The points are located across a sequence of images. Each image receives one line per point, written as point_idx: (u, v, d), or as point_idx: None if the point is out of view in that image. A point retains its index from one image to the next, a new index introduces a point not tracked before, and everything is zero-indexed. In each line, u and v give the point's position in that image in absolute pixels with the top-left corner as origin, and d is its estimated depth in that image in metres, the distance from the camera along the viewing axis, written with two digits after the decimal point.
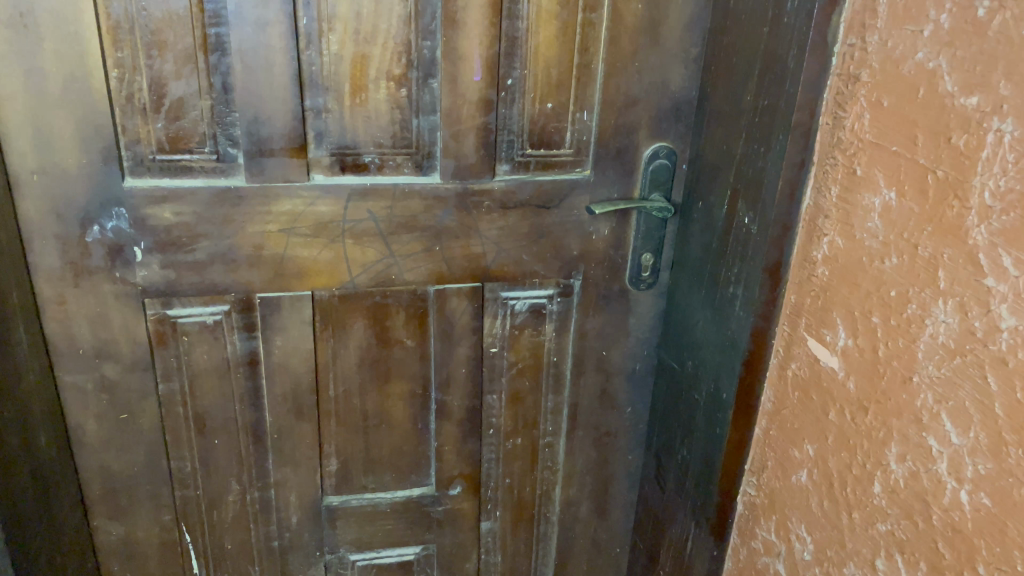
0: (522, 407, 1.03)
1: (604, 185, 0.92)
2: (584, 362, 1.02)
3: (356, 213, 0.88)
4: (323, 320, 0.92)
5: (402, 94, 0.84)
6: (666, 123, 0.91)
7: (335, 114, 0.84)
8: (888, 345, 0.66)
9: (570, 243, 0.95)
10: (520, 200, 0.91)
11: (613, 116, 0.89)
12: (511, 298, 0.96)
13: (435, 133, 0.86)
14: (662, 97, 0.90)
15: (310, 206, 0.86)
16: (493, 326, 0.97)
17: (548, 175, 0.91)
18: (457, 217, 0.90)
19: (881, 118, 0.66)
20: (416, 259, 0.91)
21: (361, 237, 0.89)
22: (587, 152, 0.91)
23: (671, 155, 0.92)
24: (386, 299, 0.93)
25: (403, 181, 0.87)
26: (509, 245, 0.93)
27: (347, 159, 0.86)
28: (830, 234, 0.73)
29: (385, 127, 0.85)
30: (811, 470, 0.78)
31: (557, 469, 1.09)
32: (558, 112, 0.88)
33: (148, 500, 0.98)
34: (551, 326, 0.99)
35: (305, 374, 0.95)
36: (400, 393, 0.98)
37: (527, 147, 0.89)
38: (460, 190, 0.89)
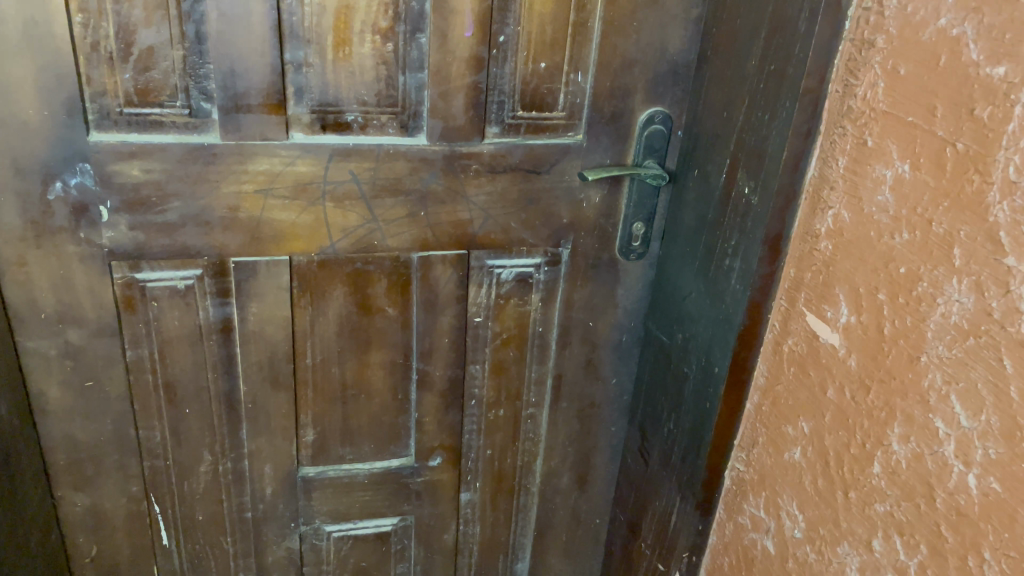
0: (505, 378, 1.01)
1: (597, 151, 0.89)
2: (570, 333, 1.00)
3: (337, 174, 0.83)
4: (300, 287, 0.88)
5: (388, 49, 0.79)
6: (663, 86, 0.87)
7: (317, 69, 0.79)
8: (895, 323, 0.64)
9: (559, 210, 0.91)
10: (510, 164, 0.87)
11: (609, 79, 0.86)
12: (497, 267, 0.93)
13: (422, 91, 0.82)
14: (660, 59, 0.86)
15: (289, 165, 0.82)
16: (478, 295, 0.94)
17: (539, 139, 0.87)
18: (444, 180, 0.86)
19: (897, 86, 0.63)
20: (400, 225, 0.88)
21: (342, 200, 0.85)
22: (581, 116, 0.87)
23: (667, 121, 0.89)
24: (367, 266, 0.89)
25: (388, 141, 0.83)
26: (497, 211, 0.90)
27: (328, 117, 0.81)
28: (836, 207, 0.70)
29: (369, 85, 0.81)
30: (806, 447, 0.76)
31: (539, 440, 1.07)
32: (552, 73, 0.84)
33: (115, 470, 0.93)
34: (537, 296, 0.96)
35: (282, 343, 0.91)
36: (380, 362, 0.96)
37: (517, 109, 0.85)
38: (447, 152, 0.85)
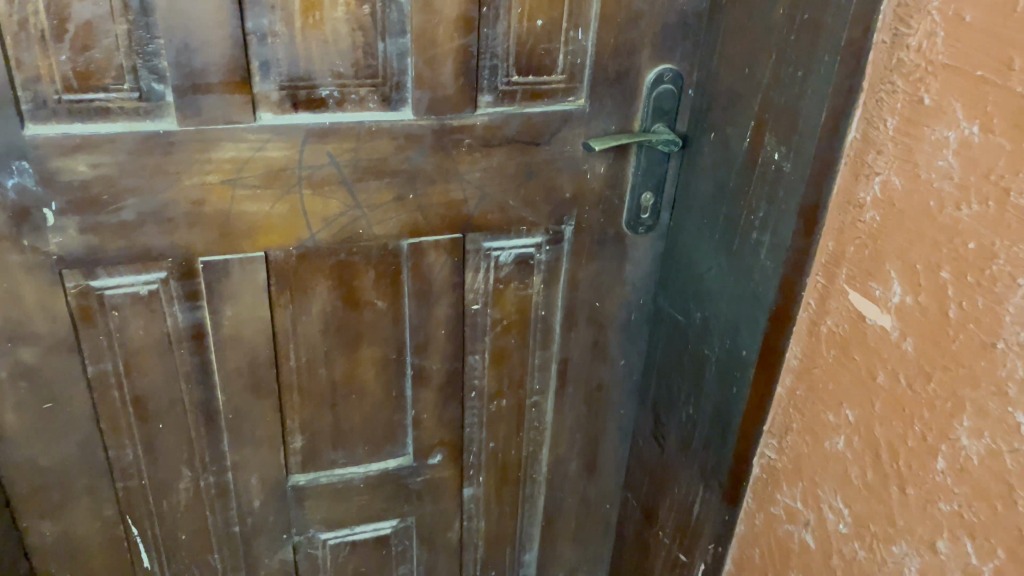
0: (506, 366, 0.93)
1: (602, 116, 0.80)
2: (575, 314, 0.92)
3: (314, 158, 0.74)
4: (280, 284, 0.80)
5: (364, 12, 0.69)
6: (672, 40, 0.78)
7: (284, 39, 0.69)
8: (962, 306, 0.57)
9: (562, 184, 0.83)
10: (506, 136, 0.78)
11: (613, 35, 0.76)
12: (494, 249, 0.85)
13: (405, 59, 0.72)
14: (669, 10, 0.76)
15: (259, 150, 0.72)
16: (475, 281, 0.86)
17: (537, 107, 0.78)
18: (434, 158, 0.77)
19: (961, 36, 0.55)
20: (387, 210, 0.79)
21: (320, 187, 0.75)
22: (582, 78, 0.78)
23: (677, 80, 0.80)
24: (352, 256, 0.81)
25: (369, 117, 0.74)
26: (493, 188, 0.81)
27: (300, 93, 0.71)
28: (884, 173, 0.62)
29: (345, 54, 0.71)
30: (851, 437, 0.69)
31: (545, 428, 1.00)
32: (549, 31, 0.75)
33: (85, 495, 0.85)
34: (539, 278, 0.89)
35: (261, 346, 0.82)
36: (371, 359, 0.87)
37: (512, 73, 0.76)
38: (436, 126, 0.76)
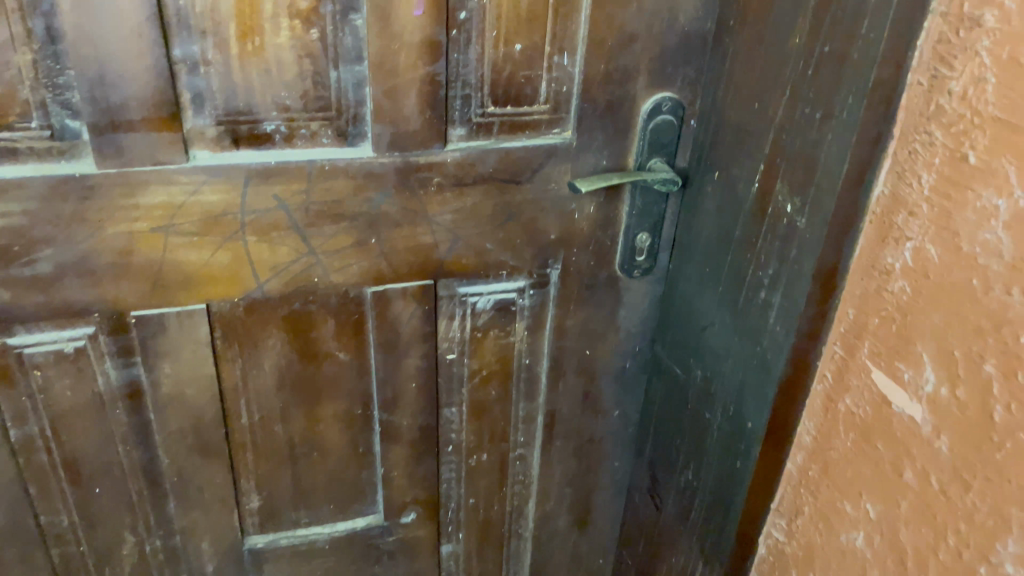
0: (487, 419, 0.84)
1: (591, 150, 0.70)
2: (563, 364, 0.83)
3: (259, 201, 0.64)
4: (226, 338, 0.71)
5: (312, 38, 0.60)
6: (672, 66, 0.68)
7: (218, 69, 0.59)
8: (1010, 410, 0.47)
9: (546, 225, 0.73)
10: (482, 174, 0.69)
11: (604, 60, 0.66)
12: (471, 295, 0.76)
13: (363, 89, 0.63)
14: (668, 32, 0.66)
15: (193, 194, 0.63)
16: (449, 330, 0.77)
17: (517, 140, 0.68)
18: (398, 199, 0.68)
19: (1015, 84, 0.45)
20: (346, 256, 0.69)
21: (267, 233, 0.66)
22: (568, 108, 0.68)
23: (677, 110, 0.70)
24: (308, 306, 0.71)
25: (321, 155, 0.64)
26: (467, 231, 0.71)
27: (241, 129, 0.62)
28: (917, 238, 0.52)
29: (291, 85, 0.61)
30: (871, 535, 0.60)
31: (531, 482, 0.90)
32: (530, 56, 0.65)
33: (16, 564, 0.76)
34: (522, 324, 0.79)
35: (208, 405, 0.73)
36: (334, 414, 0.79)
37: (487, 104, 0.66)
38: (400, 164, 0.66)
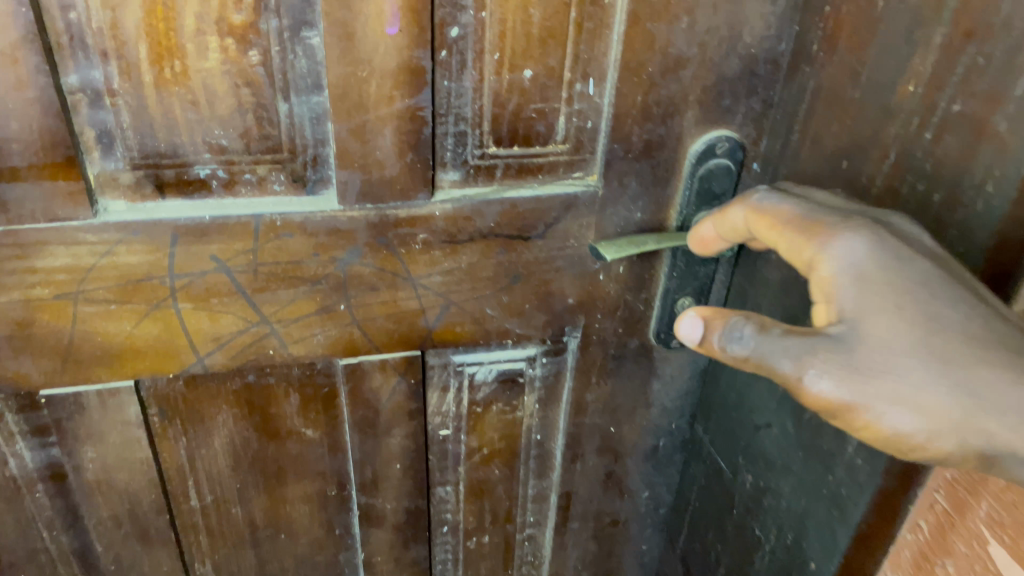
0: (488, 500, 0.70)
1: (621, 200, 0.55)
2: (581, 442, 0.68)
3: (192, 263, 0.51)
4: (164, 414, 0.58)
5: (252, 62, 0.45)
6: (732, 98, 0.52)
7: (129, 101, 0.45)
8: None
9: (563, 288, 0.58)
10: (480, 229, 0.54)
11: (642, 90, 0.51)
12: (468, 366, 0.61)
13: (323, 125, 0.48)
14: (727, 55, 0.50)
15: (105, 255, 0.49)
16: (442, 404, 0.63)
17: (525, 187, 0.54)
18: (373, 258, 0.53)
19: None
20: (308, 325, 0.55)
21: (206, 299, 0.52)
22: (592, 148, 0.53)
23: (737, 152, 0.54)
24: (264, 378, 0.58)
25: (270, 206, 0.50)
26: (462, 295, 0.57)
27: (165, 174, 0.48)
28: None
29: (228, 120, 0.47)
30: None
31: (542, 565, 0.77)
32: (543, 85, 0.50)
33: None
34: (531, 398, 0.65)
35: (146, 488, 0.61)
36: (302, 496, 0.65)
37: (488, 143, 0.51)
38: (374, 218, 0.52)
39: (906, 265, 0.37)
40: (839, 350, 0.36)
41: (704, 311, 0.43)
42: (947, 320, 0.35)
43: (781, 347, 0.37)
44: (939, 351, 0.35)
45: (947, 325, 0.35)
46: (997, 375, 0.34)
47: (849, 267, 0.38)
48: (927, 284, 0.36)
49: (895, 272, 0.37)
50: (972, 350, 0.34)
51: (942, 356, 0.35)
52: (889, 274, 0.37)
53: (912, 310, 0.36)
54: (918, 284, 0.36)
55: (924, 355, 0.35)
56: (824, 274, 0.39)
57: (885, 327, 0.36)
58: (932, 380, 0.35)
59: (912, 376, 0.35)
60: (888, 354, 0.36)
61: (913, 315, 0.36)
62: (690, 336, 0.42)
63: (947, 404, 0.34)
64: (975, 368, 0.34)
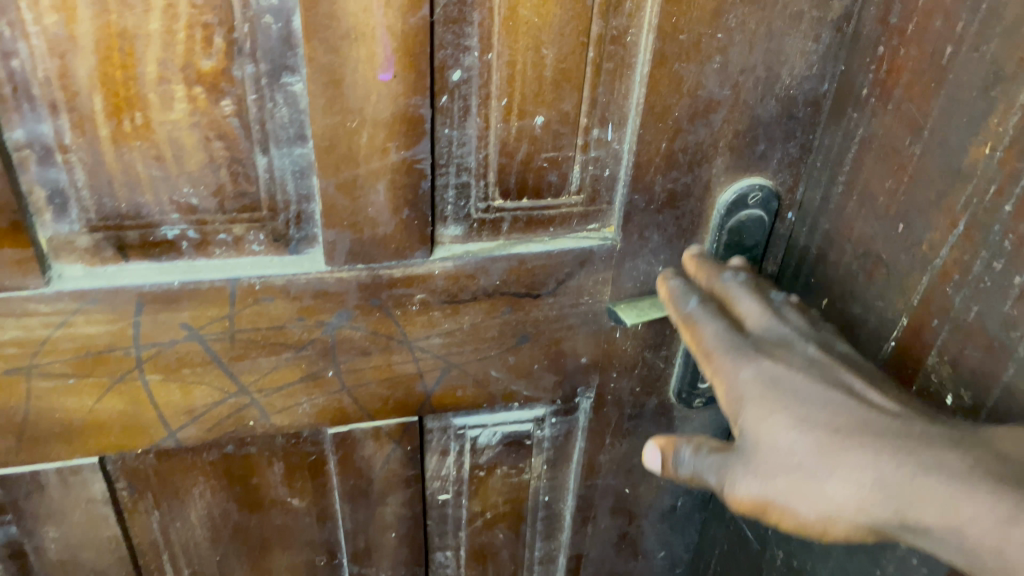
0: (491, 564, 0.65)
1: (641, 255, 0.49)
2: (593, 504, 0.63)
3: (160, 332, 0.45)
4: (134, 488, 0.52)
5: (225, 112, 0.40)
6: (767, 144, 0.47)
7: (84, 157, 0.39)
8: None
9: (575, 347, 0.53)
10: (484, 288, 0.48)
11: (667, 137, 0.45)
12: (471, 429, 0.56)
13: (308, 179, 0.43)
14: (763, 97, 0.45)
15: (61, 327, 0.43)
16: (441, 467, 0.58)
17: (534, 242, 0.48)
18: (364, 322, 0.48)
19: None
20: (292, 394, 0.49)
21: (177, 370, 0.47)
22: (609, 198, 0.48)
23: (771, 202, 0.48)
24: (246, 447, 0.52)
25: (248, 270, 0.44)
26: (464, 358, 0.51)
27: (128, 236, 0.42)
28: None
29: (198, 177, 0.41)
30: None
31: None
32: (556, 132, 0.44)
33: None
34: (539, 459, 0.59)
35: (116, 566, 0.55)
36: (289, 567, 0.60)
37: (494, 196, 0.46)
38: (366, 280, 0.46)
39: (802, 382, 0.38)
40: (749, 466, 0.38)
41: (661, 437, 0.42)
42: (844, 423, 0.36)
43: (715, 472, 0.39)
44: (847, 452, 0.35)
45: (821, 423, 0.36)
46: (873, 462, 0.34)
47: (751, 386, 0.39)
48: (822, 397, 0.37)
49: (776, 383, 0.39)
50: (875, 447, 0.35)
51: (853, 460, 0.35)
52: (768, 386, 0.39)
53: (814, 421, 0.37)
54: (813, 397, 0.38)
55: (834, 463, 0.35)
56: (718, 389, 0.41)
57: (792, 443, 0.37)
58: (830, 476, 0.35)
59: (829, 482, 0.35)
60: (804, 469, 0.36)
61: (816, 426, 0.37)
62: (653, 463, 0.42)
63: (875, 509, 0.34)
64: (880, 465, 0.34)
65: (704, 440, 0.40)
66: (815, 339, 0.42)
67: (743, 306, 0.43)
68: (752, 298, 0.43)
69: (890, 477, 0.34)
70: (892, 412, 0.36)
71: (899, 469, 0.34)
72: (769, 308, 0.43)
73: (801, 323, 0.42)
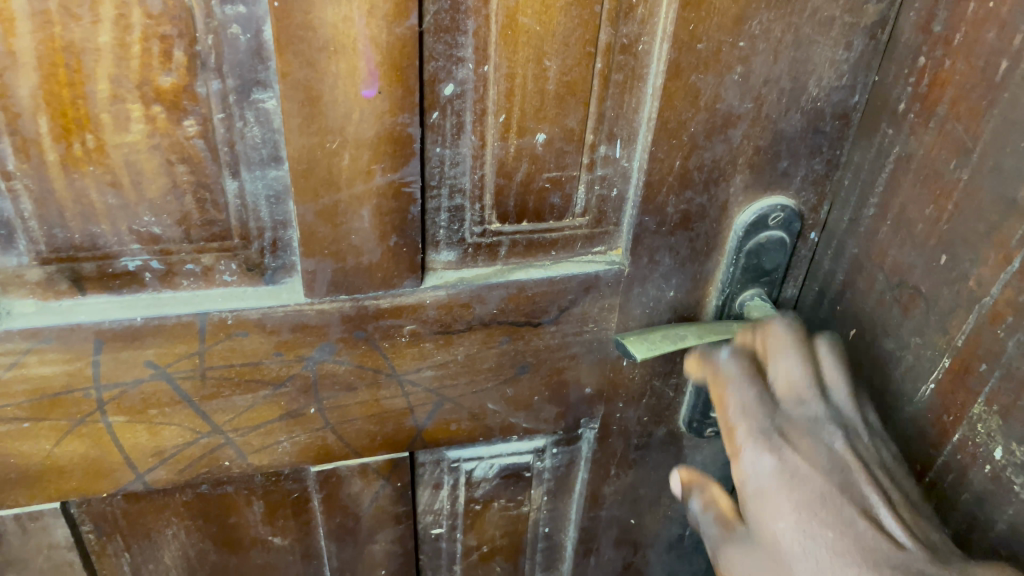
0: None
1: (651, 280, 0.45)
2: (596, 536, 0.59)
3: (123, 371, 0.41)
4: (102, 531, 0.48)
5: (189, 132, 0.35)
6: (790, 161, 0.42)
7: (30, 184, 0.35)
8: None
9: (579, 377, 0.49)
10: (480, 318, 0.44)
11: (681, 155, 0.41)
12: (466, 462, 0.52)
13: (283, 204, 0.39)
14: (788, 111, 0.41)
15: (11, 368, 0.39)
16: (435, 502, 0.54)
17: (535, 267, 0.44)
18: (349, 356, 0.44)
19: None
20: (271, 432, 0.45)
21: (143, 410, 0.42)
22: (616, 220, 0.44)
23: (793, 224, 0.44)
24: (222, 487, 0.48)
25: (219, 303, 0.40)
26: (458, 390, 0.47)
27: (84, 268, 0.38)
28: None
29: (160, 203, 0.37)
30: None
31: None
32: (560, 150, 0.40)
33: None
34: (539, 490, 0.56)
35: None
36: None
37: (490, 219, 0.42)
38: (350, 312, 0.42)
39: (818, 491, 0.37)
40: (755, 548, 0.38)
41: (686, 476, 0.46)
42: (848, 543, 0.35)
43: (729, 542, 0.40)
44: (848, 572, 0.35)
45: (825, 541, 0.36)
46: None
47: (767, 481, 0.38)
48: (830, 509, 0.37)
49: (791, 481, 0.38)
50: (874, 573, 0.34)
51: None
52: (786, 482, 0.38)
53: (817, 539, 0.36)
54: (825, 509, 0.37)
55: None
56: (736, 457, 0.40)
57: (790, 552, 0.36)
58: None
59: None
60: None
61: (817, 545, 0.36)
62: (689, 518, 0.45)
63: None
64: None
65: (713, 493, 0.44)
66: (846, 423, 0.39)
67: (783, 365, 0.41)
68: (793, 358, 0.41)
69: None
70: (902, 545, 0.35)
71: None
72: (809, 370, 0.40)
73: (842, 405, 0.40)
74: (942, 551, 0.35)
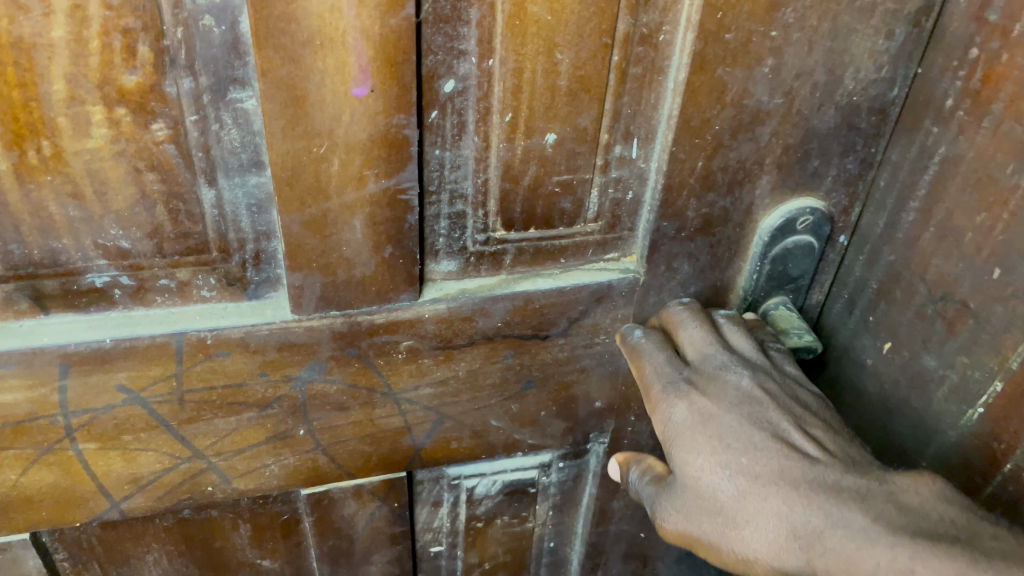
0: None
1: (668, 289, 0.42)
2: (604, 551, 0.56)
3: (92, 396, 0.37)
4: (77, 560, 0.45)
5: (159, 136, 0.31)
6: (822, 161, 0.39)
7: None
8: None
9: (588, 391, 0.45)
10: (482, 332, 0.41)
11: (704, 155, 0.37)
12: (467, 480, 0.49)
13: (266, 213, 0.35)
14: (822, 107, 0.37)
15: None
16: (433, 520, 0.51)
17: (542, 276, 0.40)
18: (341, 375, 0.40)
19: None
20: (257, 455, 0.42)
21: (117, 436, 0.39)
22: (631, 225, 0.40)
23: (822, 228, 0.41)
24: (206, 511, 0.45)
25: (197, 321, 0.36)
26: (459, 408, 0.44)
27: (46, 286, 0.34)
28: None
29: (129, 214, 0.33)
30: None
31: None
32: (571, 150, 0.36)
33: None
34: (544, 505, 0.52)
35: None
36: None
37: (495, 226, 0.38)
38: (341, 329, 0.38)
39: (731, 424, 0.36)
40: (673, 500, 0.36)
41: (624, 454, 0.41)
42: (767, 467, 0.35)
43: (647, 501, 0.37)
44: (769, 497, 0.34)
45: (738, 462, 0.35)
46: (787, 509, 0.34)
47: (681, 431, 0.36)
48: (745, 440, 0.36)
49: (701, 424, 0.36)
50: (800, 493, 0.34)
51: (767, 506, 0.34)
52: (699, 427, 0.36)
53: (734, 466, 0.35)
54: (740, 440, 0.35)
55: (750, 509, 0.34)
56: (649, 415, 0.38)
57: (715, 485, 0.35)
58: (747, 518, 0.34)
59: (747, 526, 0.34)
60: (725, 514, 0.35)
61: (736, 471, 0.35)
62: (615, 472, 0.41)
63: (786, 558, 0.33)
64: (794, 517, 0.33)
65: (652, 460, 0.39)
66: (752, 362, 0.38)
67: (688, 332, 0.39)
68: (695, 325, 0.39)
69: (802, 523, 0.33)
70: (815, 460, 0.35)
71: (814, 519, 0.33)
72: (714, 338, 0.38)
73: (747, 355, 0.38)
74: (857, 462, 0.35)
